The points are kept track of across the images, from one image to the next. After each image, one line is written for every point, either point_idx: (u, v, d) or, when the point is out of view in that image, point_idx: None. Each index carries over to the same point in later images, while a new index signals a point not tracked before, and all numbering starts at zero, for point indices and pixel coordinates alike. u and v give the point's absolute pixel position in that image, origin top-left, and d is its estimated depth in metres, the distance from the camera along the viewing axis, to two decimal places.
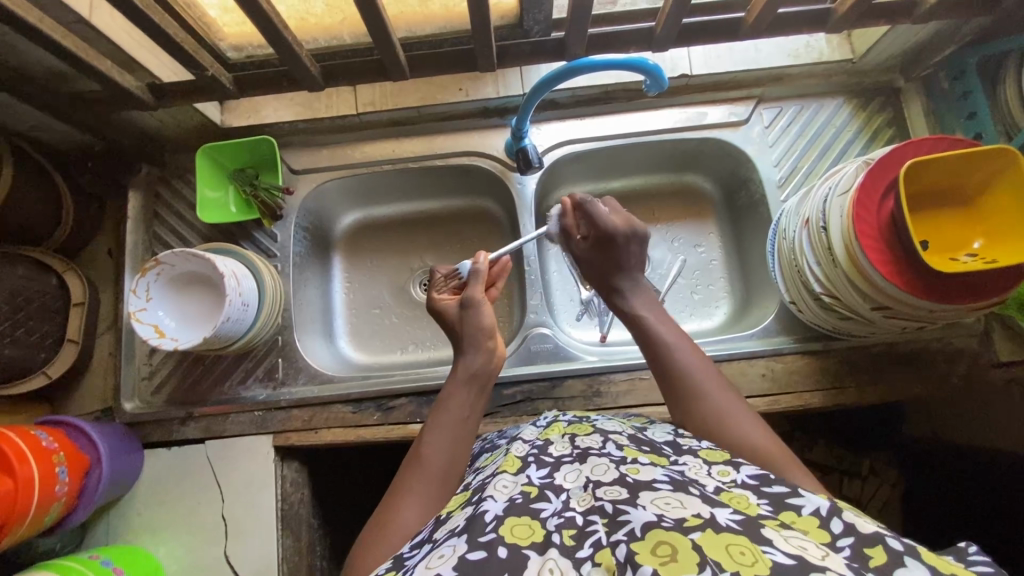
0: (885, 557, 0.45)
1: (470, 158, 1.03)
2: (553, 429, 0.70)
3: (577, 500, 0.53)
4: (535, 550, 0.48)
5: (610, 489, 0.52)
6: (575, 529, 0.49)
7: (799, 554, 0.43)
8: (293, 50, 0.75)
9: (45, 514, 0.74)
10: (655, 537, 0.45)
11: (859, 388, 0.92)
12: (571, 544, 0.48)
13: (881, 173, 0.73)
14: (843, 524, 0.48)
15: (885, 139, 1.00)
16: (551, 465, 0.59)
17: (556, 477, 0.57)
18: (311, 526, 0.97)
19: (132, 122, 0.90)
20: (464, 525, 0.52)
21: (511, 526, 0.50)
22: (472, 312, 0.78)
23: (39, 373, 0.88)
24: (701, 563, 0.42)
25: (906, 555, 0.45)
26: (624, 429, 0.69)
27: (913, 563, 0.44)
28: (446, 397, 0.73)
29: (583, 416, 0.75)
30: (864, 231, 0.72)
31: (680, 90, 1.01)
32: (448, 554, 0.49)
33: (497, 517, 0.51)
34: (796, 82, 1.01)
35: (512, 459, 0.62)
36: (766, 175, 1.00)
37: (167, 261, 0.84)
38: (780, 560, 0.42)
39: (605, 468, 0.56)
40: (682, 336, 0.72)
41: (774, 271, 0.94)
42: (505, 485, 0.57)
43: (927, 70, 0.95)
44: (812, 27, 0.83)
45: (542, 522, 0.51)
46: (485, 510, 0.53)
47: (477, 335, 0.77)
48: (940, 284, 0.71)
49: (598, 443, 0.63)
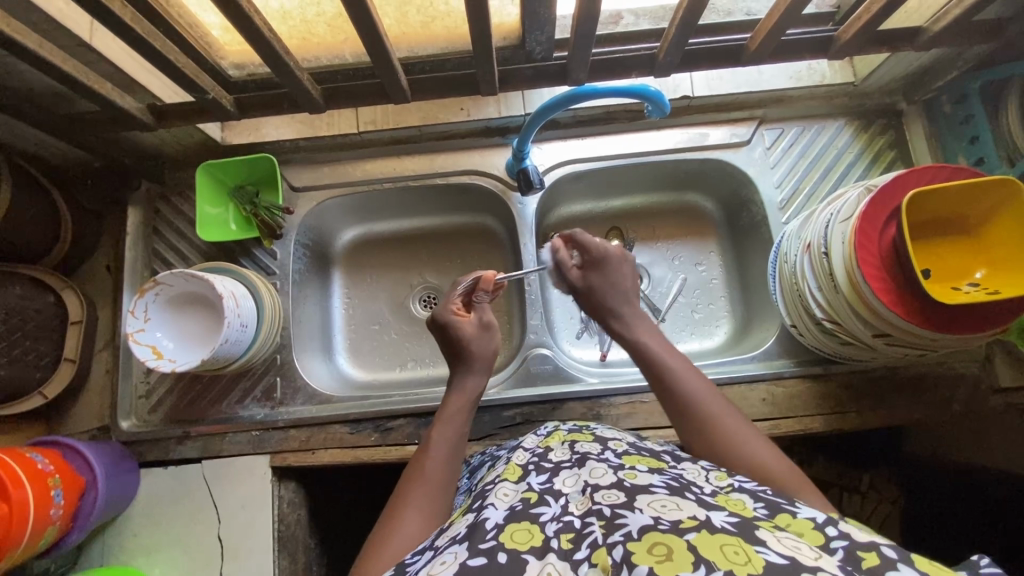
0: (878, 559, 0.44)
1: (471, 176, 1.02)
2: (554, 436, 0.70)
3: (575, 504, 0.53)
4: (535, 554, 0.47)
5: (607, 492, 0.52)
6: (573, 532, 0.49)
7: (793, 554, 0.42)
8: (294, 74, 0.75)
9: (39, 538, 0.73)
10: (650, 539, 0.44)
11: (859, 413, 0.91)
12: (569, 547, 0.48)
13: (882, 202, 0.73)
14: (839, 530, 0.47)
15: (886, 162, 0.99)
16: (551, 471, 0.59)
17: (556, 482, 0.57)
18: (308, 546, 0.97)
19: (132, 140, 0.90)
20: (465, 533, 0.52)
21: (511, 532, 0.50)
22: (486, 337, 0.80)
23: (36, 393, 0.88)
24: (695, 563, 0.41)
25: (900, 561, 0.43)
26: (624, 436, 0.70)
27: (907, 568, 0.42)
28: (446, 414, 0.73)
29: (583, 425, 0.74)
30: (866, 259, 0.72)
31: (682, 111, 1.01)
32: (451, 560, 0.48)
33: (498, 525, 0.51)
34: (797, 103, 1.01)
35: (514, 468, 0.62)
36: (767, 197, 1.00)
37: (165, 282, 0.83)
38: (772, 559, 0.41)
39: (603, 471, 0.56)
40: (685, 362, 0.73)
41: (775, 294, 0.94)
42: (506, 493, 0.57)
43: (929, 95, 0.95)
44: (814, 54, 0.83)
45: (541, 526, 0.50)
46: (487, 518, 0.53)
47: (482, 364, 0.78)
48: (941, 315, 0.71)
49: (597, 448, 0.63)
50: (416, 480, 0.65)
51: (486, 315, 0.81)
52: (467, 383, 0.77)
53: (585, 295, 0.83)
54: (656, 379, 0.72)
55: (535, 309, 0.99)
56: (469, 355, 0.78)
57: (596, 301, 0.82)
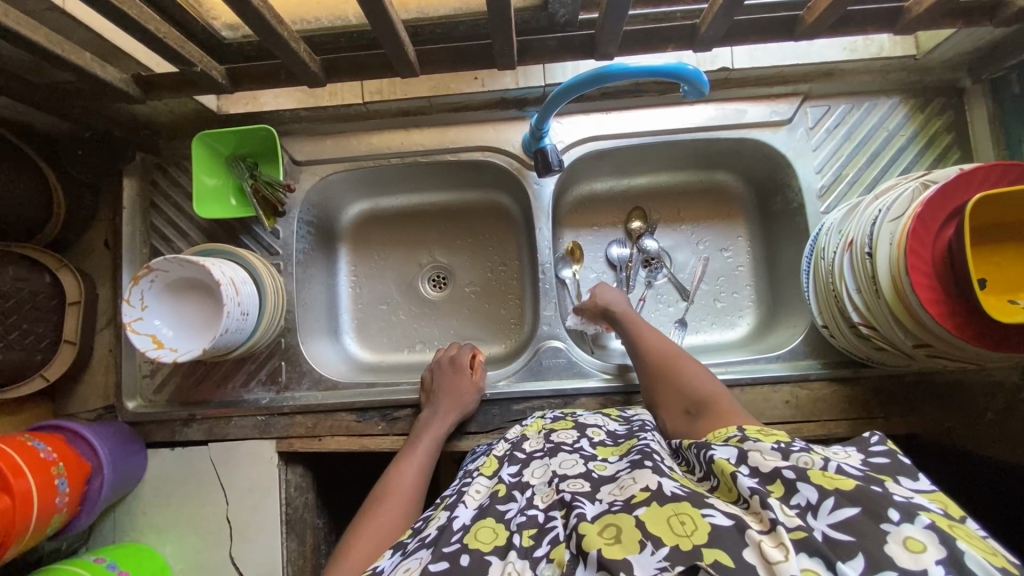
0: (783, 490, 0.47)
1: (485, 153, 0.95)
2: (534, 425, 0.75)
3: (541, 496, 0.57)
4: (496, 554, 0.52)
5: (573, 482, 0.57)
6: (535, 528, 0.53)
7: (736, 514, 0.46)
8: (289, 45, 0.67)
9: (45, 526, 0.72)
10: (602, 521, 0.48)
11: (887, 418, 0.87)
12: (530, 544, 0.51)
13: (942, 200, 0.66)
14: (749, 467, 0.51)
15: (942, 147, 0.90)
16: (522, 463, 0.64)
17: (525, 475, 0.62)
18: (317, 527, 0.97)
19: (122, 110, 0.84)
20: (434, 536, 0.56)
21: (474, 533, 0.54)
22: (454, 381, 0.87)
23: (38, 375, 0.86)
24: (642, 541, 0.45)
25: (798, 481, 0.47)
26: (606, 422, 0.73)
27: (803, 487, 0.46)
28: (409, 455, 0.82)
29: (567, 413, 0.79)
30: (916, 266, 0.66)
31: (718, 86, 0.91)
32: (414, 566, 0.52)
33: (463, 526, 0.56)
34: (849, 78, 0.90)
35: (491, 462, 0.68)
36: (806, 182, 0.92)
37: (160, 268, 0.78)
38: (718, 522, 0.45)
39: (572, 463, 0.61)
40: (672, 345, 0.81)
41: (807, 291, 0.88)
42: (478, 491, 0.62)
43: (999, 72, 0.85)
44: (879, 27, 0.73)
45: (505, 524, 0.55)
46: (455, 519, 0.57)
47: (449, 409, 0.85)
48: (991, 328, 0.64)
49: (572, 438, 0.67)
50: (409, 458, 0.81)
51: (459, 375, 0.88)
52: (432, 421, 0.85)
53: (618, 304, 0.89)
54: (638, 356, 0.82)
55: (549, 299, 0.93)
56: (437, 399, 0.86)
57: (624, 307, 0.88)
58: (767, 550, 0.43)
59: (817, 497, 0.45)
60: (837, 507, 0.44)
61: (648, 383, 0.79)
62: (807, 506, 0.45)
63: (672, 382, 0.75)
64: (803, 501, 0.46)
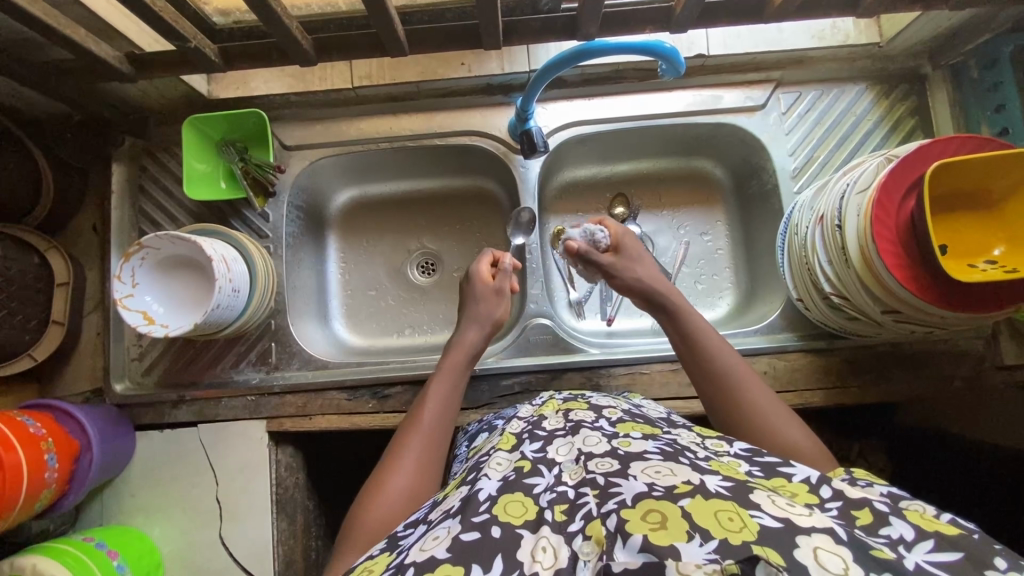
0: (871, 517, 0.47)
1: (472, 138, 0.98)
2: (548, 406, 0.73)
3: (569, 474, 0.55)
4: (528, 528, 0.50)
5: (601, 461, 0.54)
6: (567, 504, 0.51)
7: (787, 516, 0.45)
8: (282, 22, 0.69)
9: (35, 500, 0.72)
10: (644, 506, 0.46)
11: (861, 387, 0.90)
12: (562, 520, 0.49)
13: (904, 171, 0.70)
14: (831, 491, 0.51)
15: (906, 131, 0.95)
16: (544, 439, 0.62)
17: (549, 451, 0.59)
18: (306, 508, 0.97)
19: (114, 91, 0.85)
20: (458, 506, 0.55)
21: (504, 505, 0.52)
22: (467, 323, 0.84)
23: (26, 355, 0.86)
24: (690, 532, 0.43)
25: (891, 516, 0.47)
26: (618, 404, 0.73)
27: (898, 523, 0.46)
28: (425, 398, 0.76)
29: (576, 395, 0.78)
30: (882, 233, 0.69)
31: (694, 72, 0.96)
32: (442, 535, 0.51)
33: (491, 497, 0.54)
34: (817, 66, 0.95)
35: (508, 438, 0.65)
36: (780, 164, 0.96)
37: (150, 245, 0.80)
38: (767, 523, 0.44)
39: (597, 440, 0.59)
40: (722, 340, 0.75)
41: (782, 266, 0.91)
42: (499, 464, 0.60)
43: (958, 59, 0.90)
44: (841, 12, 0.77)
45: (534, 498, 0.53)
46: (480, 490, 0.55)
47: (461, 354, 0.81)
48: (952, 289, 0.69)
49: (590, 417, 0.66)
50: (415, 430, 0.71)
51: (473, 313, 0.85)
52: (449, 362, 0.80)
53: (637, 268, 0.84)
54: (687, 345, 0.75)
55: (535, 278, 0.97)
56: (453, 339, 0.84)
57: (645, 273, 0.83)
58: (823, 555, 0.41)
59: (913, 535, 0.45)
60: (935, 549, 0.44)
61: (697, 377, 0.73)
62: (899, 539, 0.45)
63: (727, 382, 0.70)
64: (896, 534, 0.45)
